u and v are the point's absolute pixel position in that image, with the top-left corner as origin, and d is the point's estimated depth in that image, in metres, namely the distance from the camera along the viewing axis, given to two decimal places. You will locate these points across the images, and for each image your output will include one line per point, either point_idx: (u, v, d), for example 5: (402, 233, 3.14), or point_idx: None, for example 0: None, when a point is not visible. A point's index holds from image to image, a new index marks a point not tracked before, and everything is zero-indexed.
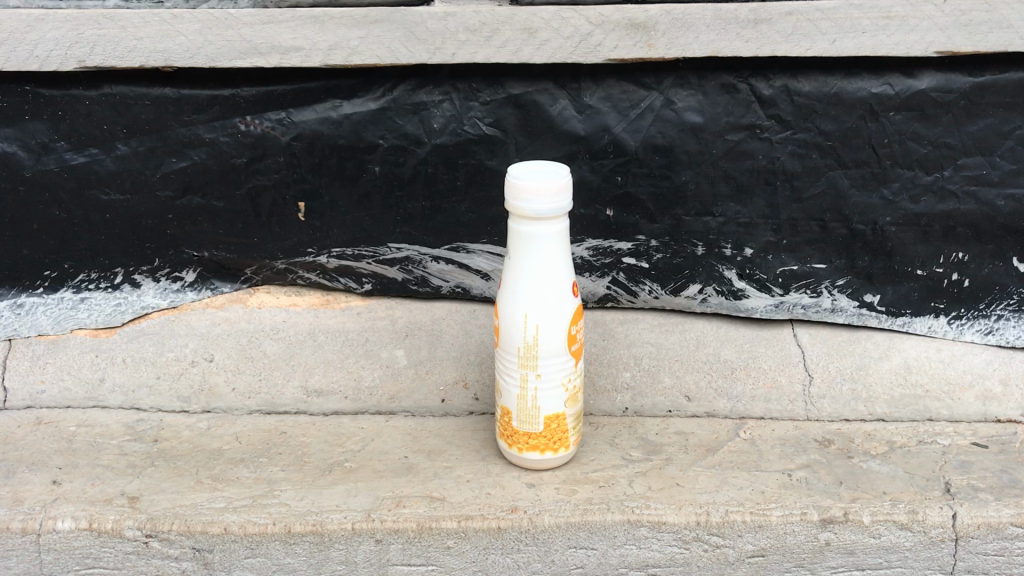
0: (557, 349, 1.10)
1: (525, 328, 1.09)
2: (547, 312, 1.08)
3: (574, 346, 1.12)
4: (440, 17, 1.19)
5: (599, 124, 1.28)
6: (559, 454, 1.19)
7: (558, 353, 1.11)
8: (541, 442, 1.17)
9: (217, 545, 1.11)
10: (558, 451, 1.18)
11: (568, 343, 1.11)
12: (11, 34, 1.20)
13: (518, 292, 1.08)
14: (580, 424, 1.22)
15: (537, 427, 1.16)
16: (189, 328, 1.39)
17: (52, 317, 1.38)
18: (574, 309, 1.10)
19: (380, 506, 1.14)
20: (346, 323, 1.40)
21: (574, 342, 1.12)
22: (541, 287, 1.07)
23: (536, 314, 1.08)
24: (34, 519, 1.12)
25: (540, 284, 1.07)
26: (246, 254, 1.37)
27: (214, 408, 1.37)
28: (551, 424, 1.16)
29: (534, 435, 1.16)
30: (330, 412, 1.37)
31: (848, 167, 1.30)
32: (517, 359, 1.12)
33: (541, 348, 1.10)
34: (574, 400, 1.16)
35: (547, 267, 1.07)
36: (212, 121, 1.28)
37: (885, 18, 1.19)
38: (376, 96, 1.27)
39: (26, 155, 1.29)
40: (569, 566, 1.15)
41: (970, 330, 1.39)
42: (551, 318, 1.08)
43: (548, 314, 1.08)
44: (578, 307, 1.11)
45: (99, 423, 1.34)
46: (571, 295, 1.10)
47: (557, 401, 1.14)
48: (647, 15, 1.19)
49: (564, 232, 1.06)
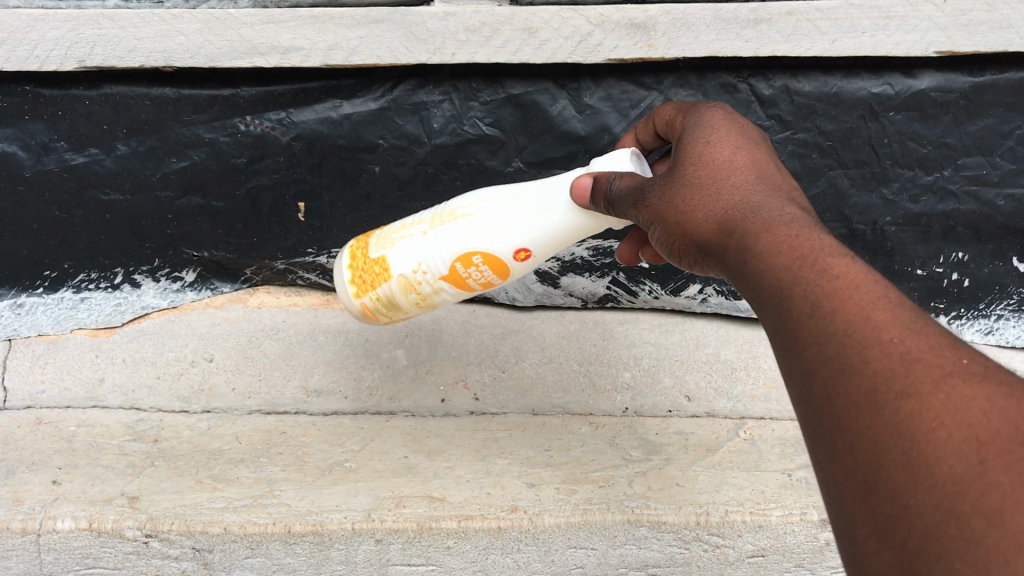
0: (460, 242, 0.96)
1: (468, 198, 0.98)
2: (491, 205, 0.96)
3: (456, 265, 0.97)
4: (440, 17, 1.17)
5: (599, 124, 1.29)
6: (352, 295, 1.04)
7: (455, 245, 0.96)
8: (363, 258, 1.03)
9: (217, 545, 1.12)
10: (358, 295, 1.04)
11: (463, 254, 0.96)
12: (10, 34, 1.19)
13: (509, 187, 0.97)
14: (381, 320, 1.07)
15: (372, 253, 1.02)
16: (188, 329, 1.37)
17: (52, 316, 1.37)
18: (498, 255, 0.95)
19: (380, 506, 1.13)
20: (345, 323, 1.39)
21: (466, 263, 0.97)
22: (514, 185, 0.97)
23: (495, 201, 0.96)
24: (34, 520, 1.11)
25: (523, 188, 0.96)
26: (246, 254, 1.38)
27: (215, 408, 1.32)
28: (375, 264, 1.01)
29: (364, 258, 1.03)
30: (329, 412, 1.33)
31: (848, 167, 1.30)
32: (433, 210, 1.00)
33: (454, 220, 0.97)
34: (400, 289, 1.01)
35: (537, 204, 0.94)
36: (213, 121, 1.30)
37: (885, 18, 1.16)
38: (376, 96, 1.28)
39: (25, 156, 1.30)
40: (569, 566, 1.17)
41: (970, 330, 1.38)
42: (489, 215, 0.95)
43: (487, 208, 0.96)
44: (501, 263, 0.96)
45: (99, 423, 1.28)
46: (515, 246, 0.94)
47: (406, 253, 0.99)
48: (647, 15, 1.16)
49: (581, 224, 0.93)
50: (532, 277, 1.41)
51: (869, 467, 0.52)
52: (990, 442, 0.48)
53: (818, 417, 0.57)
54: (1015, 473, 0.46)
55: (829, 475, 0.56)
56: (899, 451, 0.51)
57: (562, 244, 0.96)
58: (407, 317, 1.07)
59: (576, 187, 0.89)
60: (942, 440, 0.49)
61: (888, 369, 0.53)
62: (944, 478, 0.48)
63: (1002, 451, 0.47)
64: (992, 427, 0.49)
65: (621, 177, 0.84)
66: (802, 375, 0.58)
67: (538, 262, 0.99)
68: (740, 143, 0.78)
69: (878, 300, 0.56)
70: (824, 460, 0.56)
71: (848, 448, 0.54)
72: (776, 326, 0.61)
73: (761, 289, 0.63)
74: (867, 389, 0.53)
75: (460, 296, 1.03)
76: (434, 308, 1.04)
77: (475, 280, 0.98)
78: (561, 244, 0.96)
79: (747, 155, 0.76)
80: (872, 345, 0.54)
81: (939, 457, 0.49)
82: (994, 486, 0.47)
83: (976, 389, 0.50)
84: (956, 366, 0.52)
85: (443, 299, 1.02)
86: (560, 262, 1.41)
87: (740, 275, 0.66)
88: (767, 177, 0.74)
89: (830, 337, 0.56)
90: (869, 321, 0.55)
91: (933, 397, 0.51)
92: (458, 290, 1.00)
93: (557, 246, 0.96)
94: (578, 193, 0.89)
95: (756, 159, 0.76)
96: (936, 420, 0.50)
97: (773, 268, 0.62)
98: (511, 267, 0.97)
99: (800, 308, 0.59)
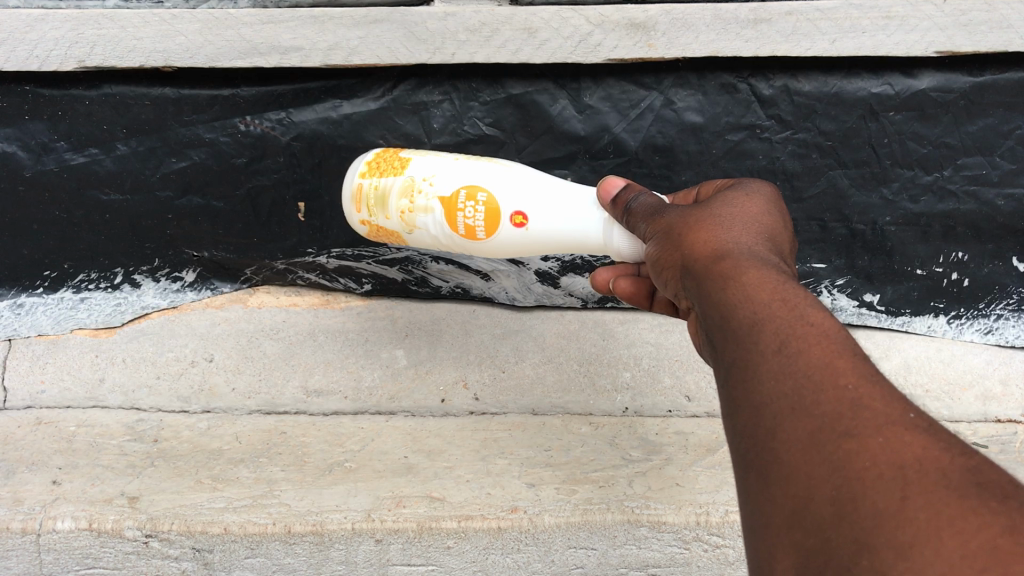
0: (481, 178, 0.98)
1: (509, 163, 1.01)
2: (523, 175, 0.98)
3: (461, 192, 0.97)
4: (440, 17, 1.18)
5: (599, 124, 1.30)
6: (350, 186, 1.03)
7: (474, 176, 0.98)
8: (383, 155, 1.04)
9: (217, 546, 1.12)
10: (360, 176, 1.02)
11: (475, 185, 0.97)
12: (10, 34, 1.19)
13: (546, 174, 1.01)
14: (359, 212, 1.03)
15: (401, 153, 1.03)
16: (188, 329, 1.37)
17: (52, 317, 1.37)
18: (499, 206, 0.96)
19: (380, 506, 1.13)
20: (345, 323, 1.38)
21: (470, 197, 0.97)
22: (551, 178, 1.01)
23: (527, 173, 0.99)
24: (34, 519, 1.11)
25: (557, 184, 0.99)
26: (245, 254, 1.37)
27: (215, 408, 1.32)
28: (395, 163, 1.02)
29: (393, 153, 1.03)
30: (330, 412, 1.33)
31: (848, 167, 1.30)
32: (474, 155, 1.02)
33: (486, 168, 0.99)
34: (399, 189, 1.00)
35: (557, 195, 0.97)
36: (213, 121, 1.30)
37: (885, 17, 1.16)
38: (376, 96, 1.28)
39: (25, 155, 1.30)
40: (569, 566, 1.17)
41: (969, 330, 1.38)
42: (517, 176, 0.98)
43: (519, 175, 0.98)
44: (495, 215, 0.97)
45: (99, 423, 1.28)
46: (520, 207, 0.96)
47: (425, 164, 1.00)
48: (647, 15, 1.16)
49: (582, 232, 0.95)
50: (533, 277, 1.39)
51: (800, 500, 0.53)
52: (918, 484, 0.48)
53: (758, 450, 0.58)
54: (932, 513, 0.47)
55: (758, 509, 0.56)
56: (828, 488, 0.52)
57: (553, 240, 0.98)
58: (380, 227, 1.03)
59: (605, 183, 0.92)
60: (872, 477, 0.50)
61: (836, 410, 0.54)
62: (866, 513, 0.49)
63: (925, 492, 0.48)
64: (922, 470, 0.49)
65: (648, 194, 0.87)
66: (749, 409, 0.59)
67: (521, 244, 0.99)
68: (755, 203, 0.80)
69: (841, 349, 0.58)
70: (755, 493, 0.57)
71: (781, 482, 0.55)
72: (734, 359, 0.63)
73: (729, 325, 0.65)
74: (814, 426, 0.54)
75: (436, 235, 1.01)
76: (409, 232, 1.01)
77: (463, 216, 0.97)
78: (552, 240, 0.98)
79: (750, 210, 0.78)
80: (826, 386, 0.55)
81: (866, 495, 0.50)
82: (912, 523, 0.47)
83: (916, 438, 0.51)
84: (902, 417, 0.53)
85: (424, 224, 1.00)
86: (561, 262, 1.39)
87: (710, 309, 0.68)
88: (764, 230, 0.76)
89: (788, 374, 0.58)
90: (822, 359, 0.57)
91: (873, 439, 0.51)
92: (443, 218, 0.99)
93: (547, 239, 0.98)
94: (606, 188, 0.92)
95: (761, 215, 0.78)
96: (870, 460, 0.51)
97: (747, 304, 0.64)
98: (499, 227, 0.97)
99: (765, 344, 0.60)
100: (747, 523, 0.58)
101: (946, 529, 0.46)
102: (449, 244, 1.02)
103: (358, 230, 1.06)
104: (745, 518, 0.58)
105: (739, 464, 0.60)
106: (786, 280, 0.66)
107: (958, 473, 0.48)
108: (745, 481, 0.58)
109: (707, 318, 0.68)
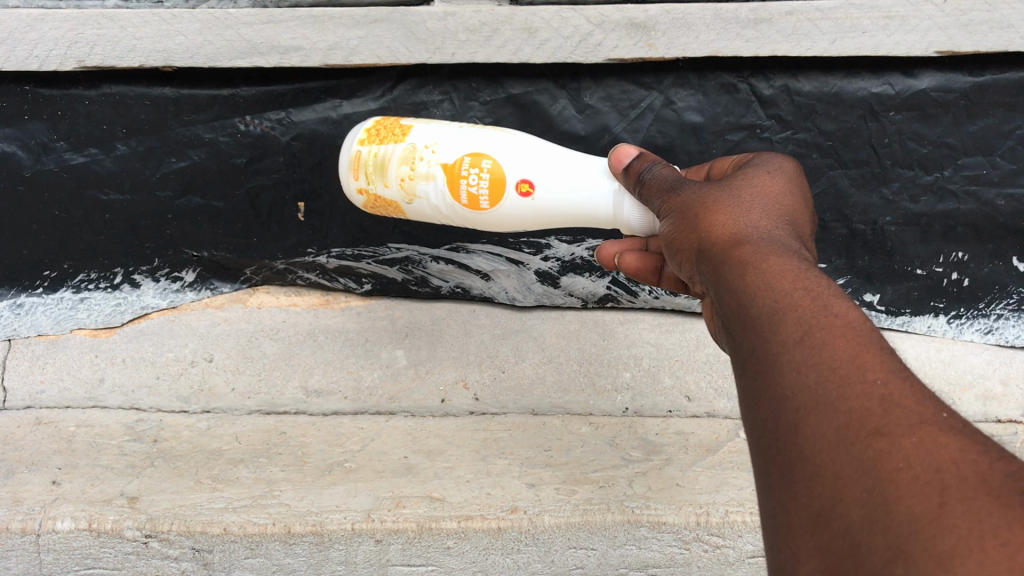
0: (486, 145, 0.98)
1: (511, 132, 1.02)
2: (525, 143, 0.99)
3: (464, 159, 0.97)
4: (440, 17, 1.18)
5: (599, 124, 1.29)
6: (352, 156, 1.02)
7: (479, 143, 0.98)
8: (383, 122, 1.03)
9: (217, 545, 1.12)
10: (360, 143, 1.02)
11: (480, 153, 0.97)
12: (11, 34, 1.19)
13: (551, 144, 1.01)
14: (356, 181, 1.03)
15: (399, 122, 1.03)
16: (188, 329, 1.37)
17: (52, 317, 1.37)
18: (504, 175, 0.96)
19: (380, 506, 1.13)
20: (345, 323, 1.38)
21: (472, 162, 0.97)
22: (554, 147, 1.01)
23: (532, 142, 0.99)
24: (33, 520, 1.11)
25: (561, 152, 0.99)
26: (245, 254, 1.37)
27: (214, 409, 1.32)
28: (394, 130, 1.02)
29: (391, 123, 1.03)
30: (330, 412, 1.32)
31: (848, 167, 1.30)
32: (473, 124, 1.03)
33: (487, 134, 0.99)
34: (399, 155, 1.00)
35: (563, 166, 0.97)
36: (213, 121, 1.30)
37: (885, 17, 1.16)
38: (376, 96, 1.29)
39: (26, 156, 1.30)
40: (569, 566, 1.17)
41: (970, 329, 1.37)
42: (522, 145, 0.98)
43: (522, 143, 0.99)
44: (500, 184, 0.97)
45: (99, 423, 1.28)
46: (526, 176, 0.96)
47: (427, 131, 1.00)
48: (647, 15, 1.16)
49: (591, 202, 0.95)
50: (533, 277, 1.39)
51: (827, 500, 0.53)
52: (955, 489, 0.48)
53: (781, 445, 0.57)
54: (973, 522, 0.46)
55: (782, 509, 0.56)
56: (859, 488, 0.52)
57: (559, 211, 0.97)
58: (378, 196, 1.03)
59: (618, 151, 0.92)
60: (906, 481, 0.50)
61: (865, 407, 0.54)
62: (901, 518, 0.49)
63: (963, 499, 0.47)
64: (960, 475, 0.49)
65: (662, 164, 0.87)
66: (770, 401, 0.59)
67: (526, 214, 0.98)
68: (773, 183, 0.79)
69: (867, 342, 0.57)
70: (777, 489, 0.57)
71: (806, 481, 0.55)
72: (753, 349, 0.62)
73: (749, 316, 0.64)
74: (841, 422, 0.54)
75: (436, 205, 1.00)
76: (409, 201, 1.01)
77: (466, 184, 0.97)
78: (557, 210, 0.97)
79: (767, 192, 0.78)
80: (853, 381, 0.55)
81: (900, 497, 0.49)
82: (950, 531, 0.47)
83: (950, 439, 0.50)
84: (934, 418, 0.52)
85: (424, 193, 1.00)
86: (561, 261, 1.39)
87: (729, 300, 0.67)
88: (785, 218, 0.75)
89: (812, 367, 0.57)
90: (852, 354, 0.56)
91: (905, 440, 0.51)
92: (445, 185, 0.99)
93: (552, 210, 0.97)
94: (618, 157, 0.92)
95: (782, 201, 0.78)
96: (904, 461, 0.50)
97: (767, 294, 0.63)
98: (503, 197, 0.97)
99: (788, 336, 0.60)
100: (769, 519, 0.58)
101: (989, 539, 0.45)
102: (449, 214, 1.01)
103: (354, 201, 1.06)
104: (765, 515, 0.59)
105: (760, 458, 0.60)
106: (808, 269, 0.65)
107: (998, 479, 0.48)
108: (766, 474, 0.59)
109: (727, 310, 0.68)
